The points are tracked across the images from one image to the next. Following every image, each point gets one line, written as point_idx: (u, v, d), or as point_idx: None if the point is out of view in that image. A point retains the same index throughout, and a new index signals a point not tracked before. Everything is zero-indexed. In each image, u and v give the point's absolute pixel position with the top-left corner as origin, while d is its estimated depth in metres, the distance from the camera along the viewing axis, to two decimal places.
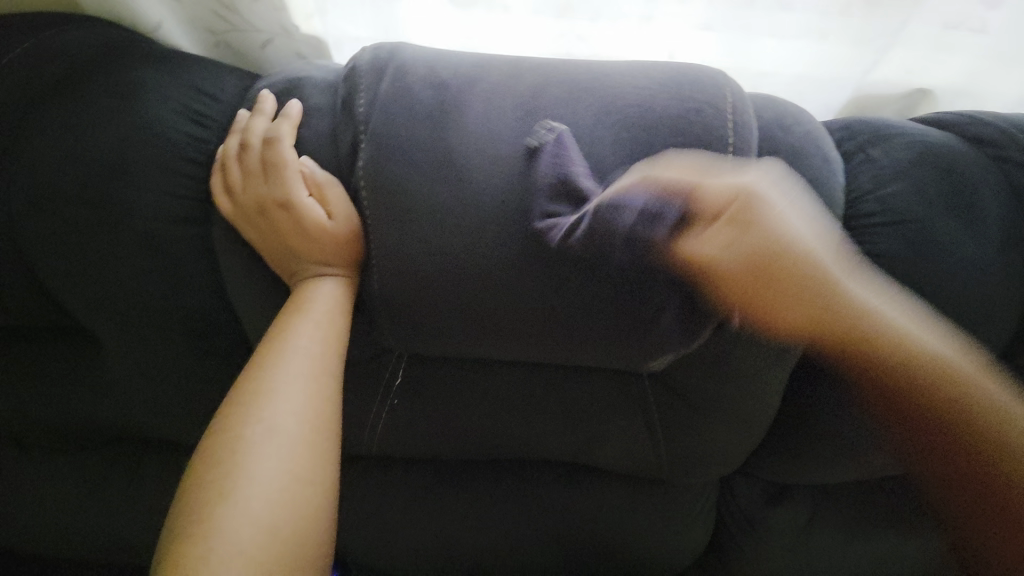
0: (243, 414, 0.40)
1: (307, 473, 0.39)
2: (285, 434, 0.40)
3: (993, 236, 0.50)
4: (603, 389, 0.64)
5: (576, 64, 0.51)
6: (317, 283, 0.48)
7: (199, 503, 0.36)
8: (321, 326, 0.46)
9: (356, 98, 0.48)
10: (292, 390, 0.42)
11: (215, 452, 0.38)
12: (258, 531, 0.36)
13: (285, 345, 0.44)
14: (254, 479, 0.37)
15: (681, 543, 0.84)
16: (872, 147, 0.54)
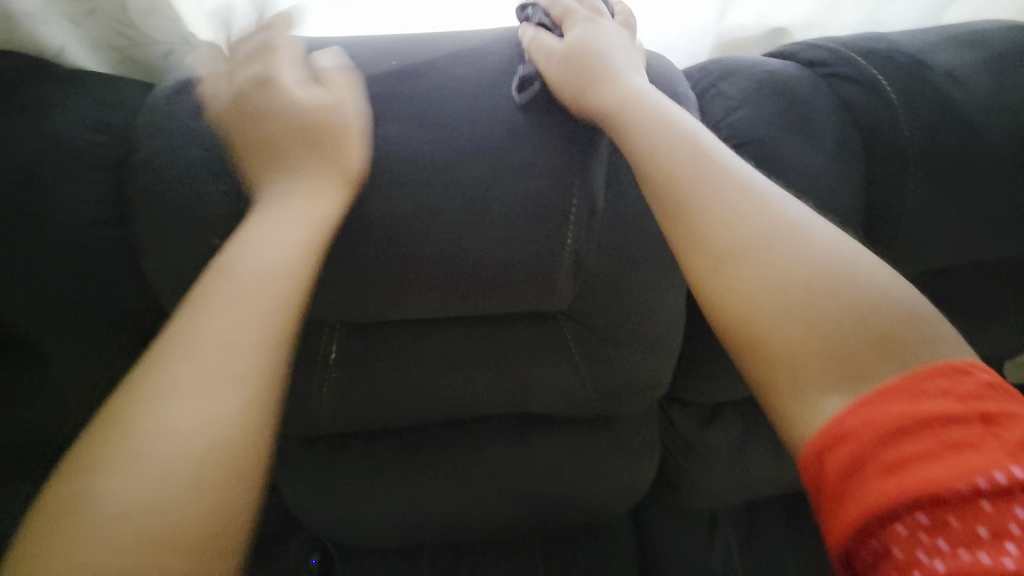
0: (194, 310, 0.41)
1: (247, 368, 0.39)
2: (242, 321, 0.41)
3: (824, 144, 0.57)
4: (524, 335, 0.69)
5: (447, 42, 0.58)
6: (280, 190, 0.50)
7: (113, 426, 0.36)
8: (296, 227, 0.47)
9: (242, 87, 0.52)
10: (236, 297, 0.42)
11: (140, 378, 0.38)
12: (153, 460, 0.34)
13: (240, 243, 0.45)
14: (165, 405, 0.36)
15: (632, 476, 0.90)
16: (721, 81, 0.61)
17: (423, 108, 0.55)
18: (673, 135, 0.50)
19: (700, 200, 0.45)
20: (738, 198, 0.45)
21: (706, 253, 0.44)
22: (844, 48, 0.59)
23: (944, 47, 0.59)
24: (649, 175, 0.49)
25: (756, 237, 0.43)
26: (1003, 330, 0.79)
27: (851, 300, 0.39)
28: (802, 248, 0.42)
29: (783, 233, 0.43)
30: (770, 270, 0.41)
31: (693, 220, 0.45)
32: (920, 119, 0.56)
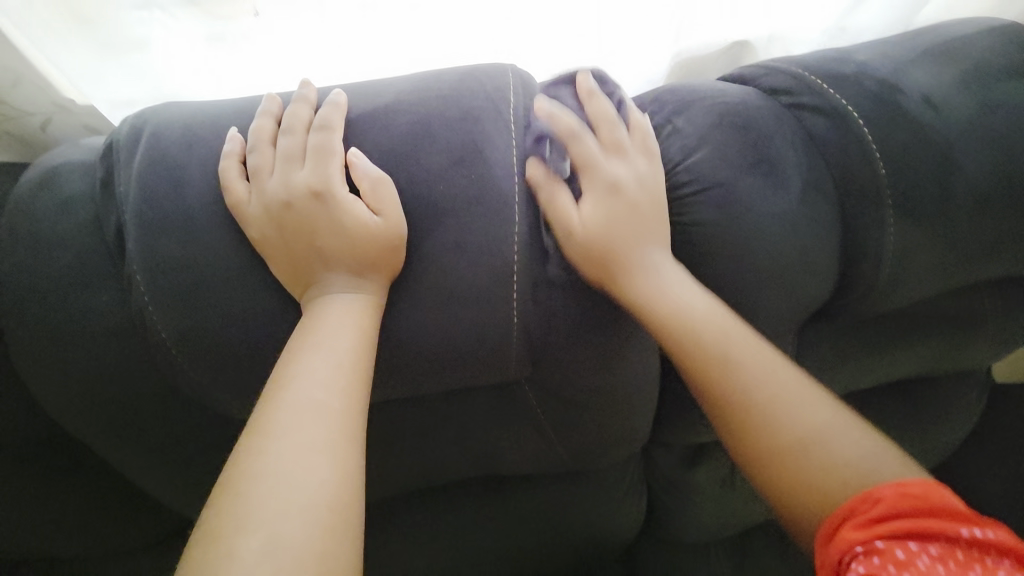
0: (289, 412, 0.35)
1: (340, 489, 0.33)
2: (290, 431, 0.34)
3: (791, 185, 0.51)
4: (485, 406, 0.62)
5: (354, 91, 0.47)
6: (334, 283, 0.43)
7: (215, 557, 0.28)
8: (346, 328, 0.40)
9: (116, 178, 0.44)
10: (296, 414, 0.35)
11: (229, 494, 0.31)
12: (319, 570, 0.29)
13: (319, 339, 0.39)
14: (301, 508, 0.31)
15: (619, 522, 0.84)
16: (676, 116, 0.54)
17: (266, 186, 0.42)
18: (664, 298, 0.47)
19: (713, 350, 0.46)
20: (764, 379, 0.45)
21: (709, 381, 0.45)
22: (807, 72, 0.53)
23: (916, 66, 0.53)
24: (681, 359, 0.46)
25: (779, 404, 0.44)
26: (985, 342, 0.76)
27: (810, 434, 0.42)
28: (790, 415, 0.43)
29: (793, 406, 0.44)
30: (753, 412, 0.44)
31: (704, 365, 0.46)
32: (897, 151, 0.51)
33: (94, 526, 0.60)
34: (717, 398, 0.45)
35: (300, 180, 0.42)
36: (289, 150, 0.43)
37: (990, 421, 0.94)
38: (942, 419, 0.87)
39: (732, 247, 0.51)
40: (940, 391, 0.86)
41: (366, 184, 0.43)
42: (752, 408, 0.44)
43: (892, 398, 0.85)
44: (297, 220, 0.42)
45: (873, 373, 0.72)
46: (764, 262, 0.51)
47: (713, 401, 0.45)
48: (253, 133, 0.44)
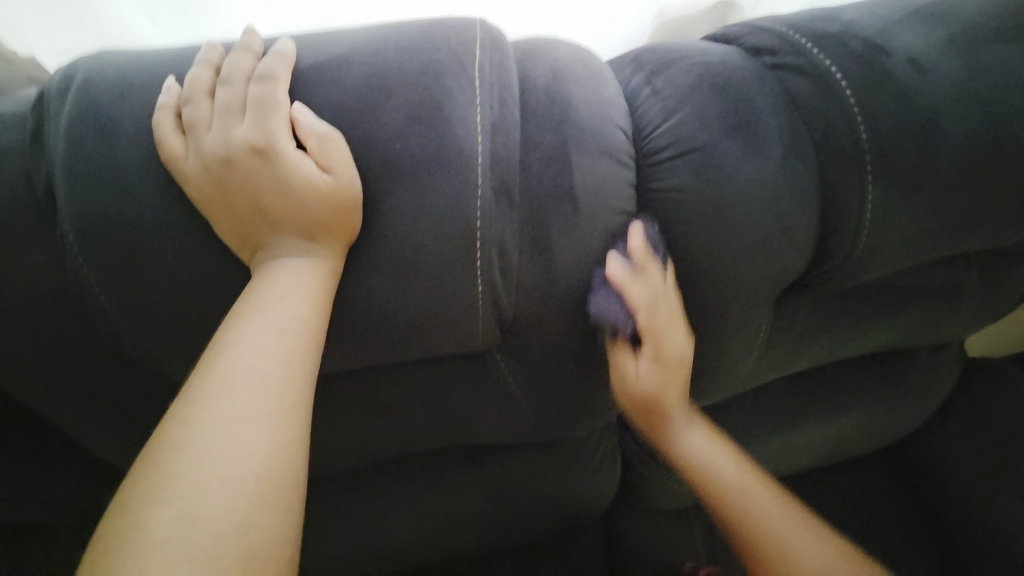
0: (223, 376, 0.33)
1: (272, 459, 0.31)
2: (223, 396, 0.32)
3: (771, 150, 0.49)
4: (456, 374, 0.61)
5: (306, 39, 0.44)
6: (287, 245, 0.40)
7: (128, 530, 0.26)
8: (291, 292, 0.38)
9: (46, 129, 0.41)
10: (231, 379, 0.33)
11: (150, 464, 0.29)
12: (242, 544, 0.27)
13: (263, 304, 0.37)
14: (228, 479, 0.29)
15: (593, 491, 0.85)
16: (655, 77, 0.52)
17: (204, 142, 0.39)
18: (722, 478, 0.64)
19: (726, 484, 0.64)
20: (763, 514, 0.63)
21: (726, 506, 0.63)
22: (792, 29, 0.50)
23: (905, 24, 0.50)
24: (711, 488, 0.64)
25: (755, 515, 0.62)
26: (961, 316, 0.76)
27: (780, 555, 0.61)
28: (773, 528, 0.62)
29: (766, 513, 0.63)
30: (726, 483, 0.64)
31: (730, 506, 0.63)
32: (881, 117, 0.49)
33: (53, 495, 0.59)
34: (731, 508, 0.63)
35: (240, 135, 0.39)
36: (227, 102, 0.40)
37: (965, 393, 0.94)
38: (914, 394, 0.88)
39: (708, 214, 0.49)
40: (914, 364, 0.86)
41: (314, 141, 0.40)
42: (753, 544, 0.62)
43: (866, 369, 0.85)
44: (237, 180, 0.39)
45: (849, 346, 0.72)
46: (739, 231, 0.50)
47: (729, 508, 0.63)
48: (189, 81, 0.40)
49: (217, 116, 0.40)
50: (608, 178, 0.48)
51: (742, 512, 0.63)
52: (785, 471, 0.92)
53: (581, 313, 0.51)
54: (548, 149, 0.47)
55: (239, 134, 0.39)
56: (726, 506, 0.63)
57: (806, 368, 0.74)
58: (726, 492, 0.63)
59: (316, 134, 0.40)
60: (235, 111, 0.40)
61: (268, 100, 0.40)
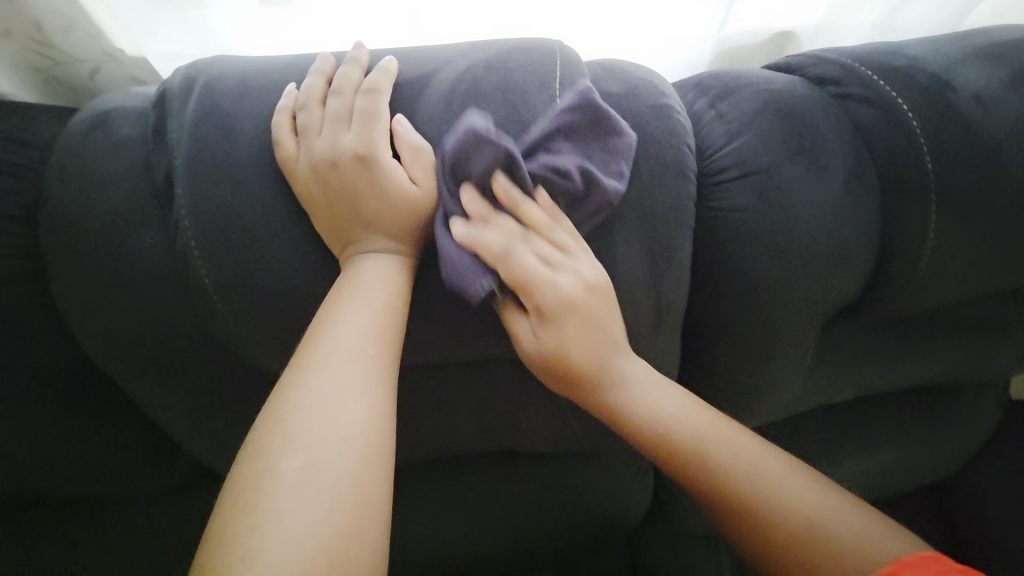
0: (330, 348, 0.36)
1: (374, 423, 0.34)
2: (331, 366, 0.35)
3: (835, 175, 0.51)
4: (507, 378, 0.63)
5: (403, 54, 0.48)
6: (375, 241, 0.43)
7: (262, 472, 0.30)
8: (381, 277, 0.41)
9: (168, 125, 0.45)
10: (336, 351, 0.36)
11: (273, 420, 0.32)
12: (355, 492, 0.30)
13: (358, 282, 0.41)
14: (340, 437, 0.32)
15: (625, 507, 0.85)
16: (720, 100, 0.54)
17: (313, 146, 0.43)
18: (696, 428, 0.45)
19: (716, 477, 0.43)
20: (763, 483, 0.43)
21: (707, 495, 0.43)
22: (857, 61, 0.53)
23: (969, 62, 0.52)
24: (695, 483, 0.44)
25: (726, 460, 0.44)
26: (1010, 352, 0.75)
27: (783, 500, 0.42)
28: (775, 487, 0.43)
29: (767, 480, 0.43)
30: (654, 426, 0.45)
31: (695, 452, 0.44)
32: (946, 148, 0.50)
33: (123, 467, 0.62)
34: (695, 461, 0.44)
35: (346, 143, 0.43)
36: (335, 111, 0.44)
37: (1009, 434, 0.92)
38: (957, 431, 0.87)
39: (770, 232, 0.51)
40: (957, 400, 0.86)
41: (409, 154, 0.44)
42: (728, 478, 0.43)
43: (907, 402, 0.84)
44: (339, 184, 0.42)
45: (895, 376, 0.72)
46: (800, 251, 0.51)
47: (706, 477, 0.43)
48: (304, 89, 0.44)
49: (324, 122, 0.44)
50: (675, 193, 0.51)
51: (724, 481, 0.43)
52: None
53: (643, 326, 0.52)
54: None
55: (345, 141, 0.43)
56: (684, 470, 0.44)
57: (849, 395, 0.74)
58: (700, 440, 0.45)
59: (412, 148, 0.44)
60: (342, 120, 0.44)
61: (372, 111, 0.44)
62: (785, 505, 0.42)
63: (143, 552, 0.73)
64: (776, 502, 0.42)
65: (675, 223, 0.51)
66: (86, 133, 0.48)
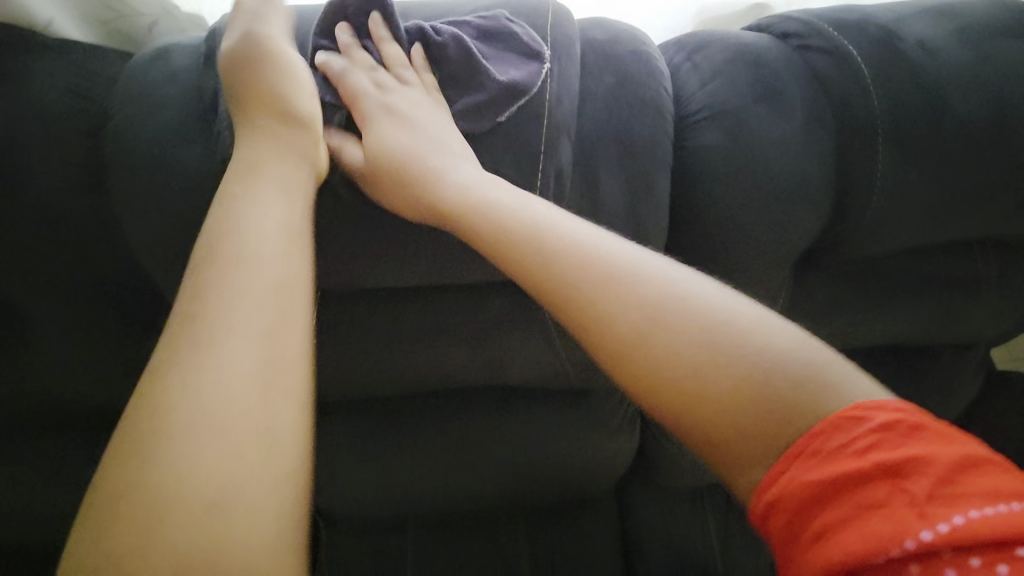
0: (226, 266, 0.43)
1: (272, 325, 0.42)
2: (230, 284, 0.42)
3: (794, 116, 0.57)
4: (500, 304, 0.71)
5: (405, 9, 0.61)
6: (266, 163, 0.50)
7: (166, 376, 0.37)
8: (285, 201, 0.48)
9: (218, 55, 0.55)
10: (230, 269, 0.43)
11: (176, 335, 0.39)
12: (262, 380, 0.39)
13: (261, 211, 0.47)
14: (241, 338, 0.40)
15: (612, 454, 0.90)
16: (696, 54, 0.61)
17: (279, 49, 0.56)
18: (643, 293, 0.42)
19: (661, 348, 0.40)
20: (727, 349, 0.39)
21: (645, 374, 0.40)
22: (817, 19, 0.59)
23: (918, 19, 0.59)
24: (637, 355, 0.41)
25: (669, 332, 0.40)
26: (982, 310, 0.79)
27: (749, 369, 0.38)
28: (735, 355, 0.39)
29: (710, 333, 0.39)
30: (662, 352, 0.40)
31: (623, 322, 0.42)
32: (893, 92, 0.56)
33: None
34: (643, 335, 0.41)
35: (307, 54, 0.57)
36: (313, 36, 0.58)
37: (991, 403, 0.95)
38: (936, 393, 0.90)
39: (737, 167, 0.57)
40: (935, 363, 0.89)
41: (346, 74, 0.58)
42: (667, 358, 0.40)
43: (883, 362, 0.88)
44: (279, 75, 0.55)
45: (869, 327, 0.76)
46: (764, 182, 0.57)
47: (649, 348, 0.40)
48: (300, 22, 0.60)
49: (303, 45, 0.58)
50: (651, 129, 0.57)
51: (666, 355, 0.40)
52: None
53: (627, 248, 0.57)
54: (601, 101, 0.57)
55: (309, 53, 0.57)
56: (629, 347, 0.41)
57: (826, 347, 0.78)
58: (641, 315, 0.41)
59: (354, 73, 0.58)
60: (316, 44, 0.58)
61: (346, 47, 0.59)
62: (745, 372, 0.38)
63: None
64: (734, 369, 0.38)
65: (650, 154, 0.57)
66: (147, 63, 0.57)
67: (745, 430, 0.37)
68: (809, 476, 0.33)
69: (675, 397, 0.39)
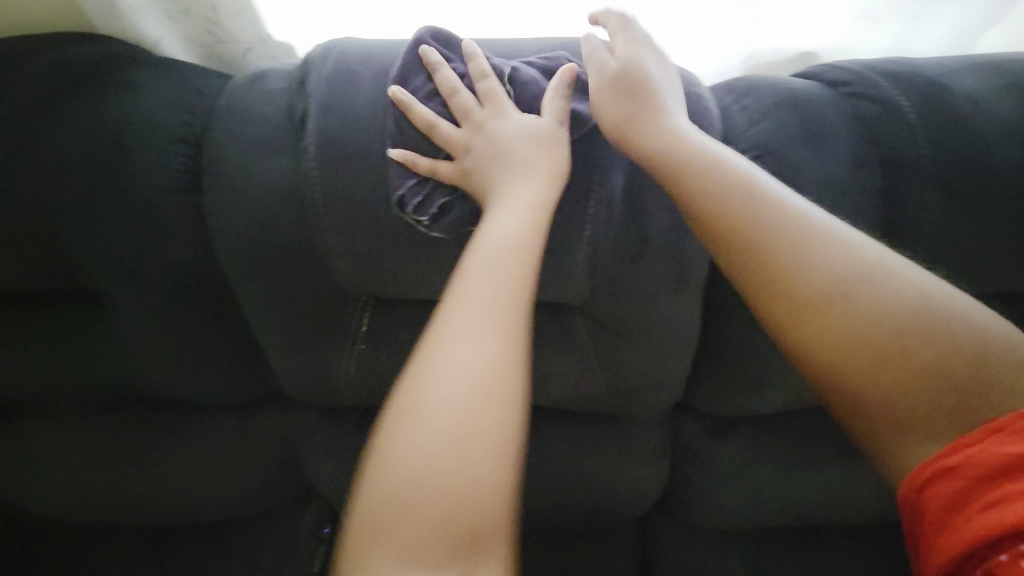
0: (446, 355, 0.45)
1: (481, 433, 0.42)
2: (457, 374, 0.44)
3: (840, 158, 0.59)
4: (540, 323, 0.72)
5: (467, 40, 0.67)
6: (486, 229, 0.53)
7: (390, 442, 0.42)
8: (497, 289, 0.48)
9: (307, 78, 0.61)
10: (455, 355, 0.45)
11: (405, 402, 0.44)
12: (456, 489, 0.40)
13: (470, 296, 0.48)
14: (453, 437, 0.41)
15: (639, 483, 0.89)
16: (744, 97, 0.64)
17: (342, 71, 0.61)
18: (815, 239, 0.52)
19: (811, 280, 0.50)
20: (873, 284, 0.50)
21: (785, 302, 0.51)
22: (867, 70, 0.62)
23: (969, 73, 0.61)
24: (795, 284, 0.51)
25: (845, 275, 0.50)
26: None
27: (893, 297, 0.49)
28: (878, 296, 0.49)
29: (847, 259, 0.51)
30: (888, 298, 0.49)
31: (773, 268, 0.52)
32: (943, 142, 0.58)
33: (214, 364, 0.75)
34: (790, 277, 0.51)
35: (365, 77, 0.61)
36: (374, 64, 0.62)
37: None
38: None
39: None
40: None
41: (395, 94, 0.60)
42: (857, 297, 0.49)
43: None
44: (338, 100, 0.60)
45: None
46: None
47: (801, 285, 0.51)
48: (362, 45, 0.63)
49: (373, 70, 0.61)
50: None
51: (856, 304, 0.49)
52: (833, 508, 0.91)
53: (653, 268, 0.65)
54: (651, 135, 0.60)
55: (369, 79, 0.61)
56: (800, 296, 0.51)
57: None
58: (852, 275, 0.50)
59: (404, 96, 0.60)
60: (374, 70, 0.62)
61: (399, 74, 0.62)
62: (904, 302, 0.49)
63: (218, 444, 0.87)
64: (881, 311, 0.49)
65: None
66: (248, 86, 0.65)
67: (879, 382, 0.48)
68: (1005, 449, 0.43)
69: (823, 339, 0.49)
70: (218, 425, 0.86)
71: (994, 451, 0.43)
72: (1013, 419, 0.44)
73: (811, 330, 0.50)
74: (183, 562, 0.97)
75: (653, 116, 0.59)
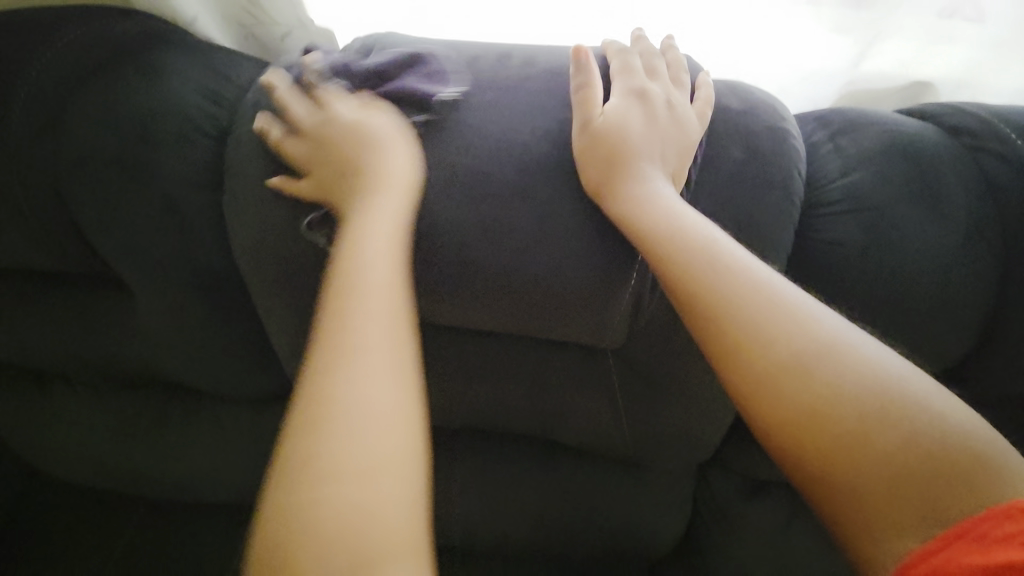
0: (341, 362, 0.37)
1: (394, 442, 0.35)
2: (359, 382, 0.37)
3: (953, 225, 0.51)
4: (570, 363, 0.66)
5: (504, 44, 0.60)
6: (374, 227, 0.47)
7: (294, 486, 0.33)
8: (390, 285, 0.43)
9: (345, 82, 0.57)
10: (359, 361, 0.38)
11: (301, 432, 0.35)
12: (383, 522, 0.32)
13: (361, 297, 0.41)
14: (368, 459, 0.34)
15: (655, 531, 0.83)
16: (841, 135, 0.55)
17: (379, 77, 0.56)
18: (795, 318, 0.42)
19: (771, 363, 0.41)
20: (855, 384, 0.39)
21: (757, 384, 0.41)
22: (996, 118, 0.53)
23: None
24: (758, 365, 0.41)
25: (819, 362, 0.40)
26: None
27: (893, 408, 0.38)
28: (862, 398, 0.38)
29: (840, 351, 0.40)
30: (877, 405, 0.38)
31: (726, 334, 0.43)
32: None
33: (227, 363, 0.72)
34: (765, 357, 0.41)
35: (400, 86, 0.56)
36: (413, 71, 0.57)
37: None
38: None
39: (874, 269, 0.51)
40: None
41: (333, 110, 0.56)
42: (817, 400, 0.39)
43: None
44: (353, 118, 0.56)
45: None
46: (904, 294, 0.50)
47: (768, 370, 0.41)
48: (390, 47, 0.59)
49: (412, 77, 0.56)
50: (776, 214, 0.52)
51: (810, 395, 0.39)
52: None
53: None
54: (726, 175, 0.52)
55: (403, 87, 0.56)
56: (763, 379, 0.41)
57: None
58: (839, 371, 0.39)
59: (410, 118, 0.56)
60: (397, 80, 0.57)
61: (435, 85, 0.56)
62: (906, 418, 0.37)
63: (228, 434, 0.86)
64: (868, 421, 0.37)
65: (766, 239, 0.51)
66: (283, 82, 0.60)
67: (854, 490, 0.37)
68: (971, 562, 0.32)
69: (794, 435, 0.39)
70: (230, 418, 0.85)
71: (969, 556, 0.32)
72: (976, 522, 0.33)
73: (776, 424, 0.40)
74: (190, 541, 0.98)
75: (628, 178, 0.50)
